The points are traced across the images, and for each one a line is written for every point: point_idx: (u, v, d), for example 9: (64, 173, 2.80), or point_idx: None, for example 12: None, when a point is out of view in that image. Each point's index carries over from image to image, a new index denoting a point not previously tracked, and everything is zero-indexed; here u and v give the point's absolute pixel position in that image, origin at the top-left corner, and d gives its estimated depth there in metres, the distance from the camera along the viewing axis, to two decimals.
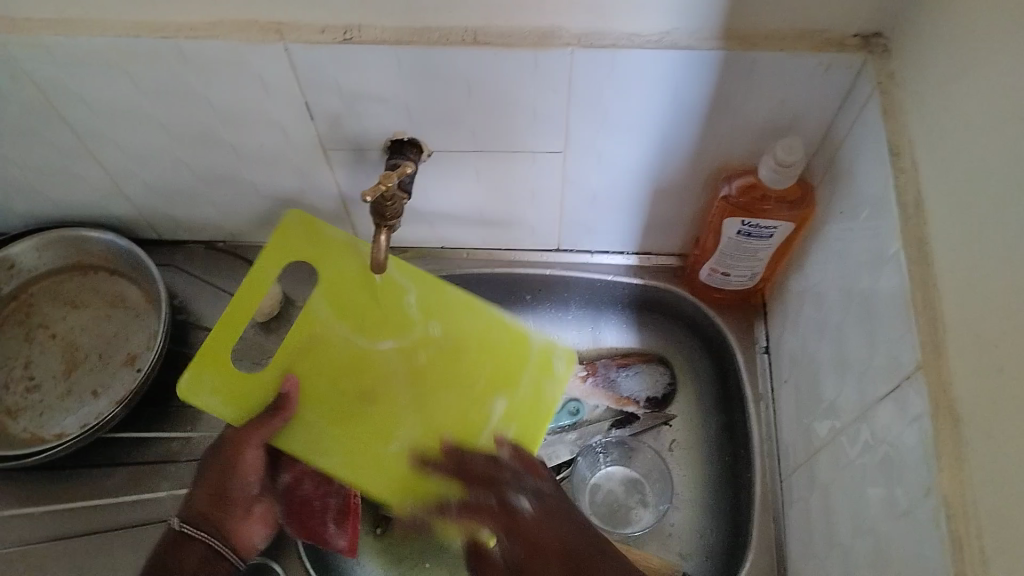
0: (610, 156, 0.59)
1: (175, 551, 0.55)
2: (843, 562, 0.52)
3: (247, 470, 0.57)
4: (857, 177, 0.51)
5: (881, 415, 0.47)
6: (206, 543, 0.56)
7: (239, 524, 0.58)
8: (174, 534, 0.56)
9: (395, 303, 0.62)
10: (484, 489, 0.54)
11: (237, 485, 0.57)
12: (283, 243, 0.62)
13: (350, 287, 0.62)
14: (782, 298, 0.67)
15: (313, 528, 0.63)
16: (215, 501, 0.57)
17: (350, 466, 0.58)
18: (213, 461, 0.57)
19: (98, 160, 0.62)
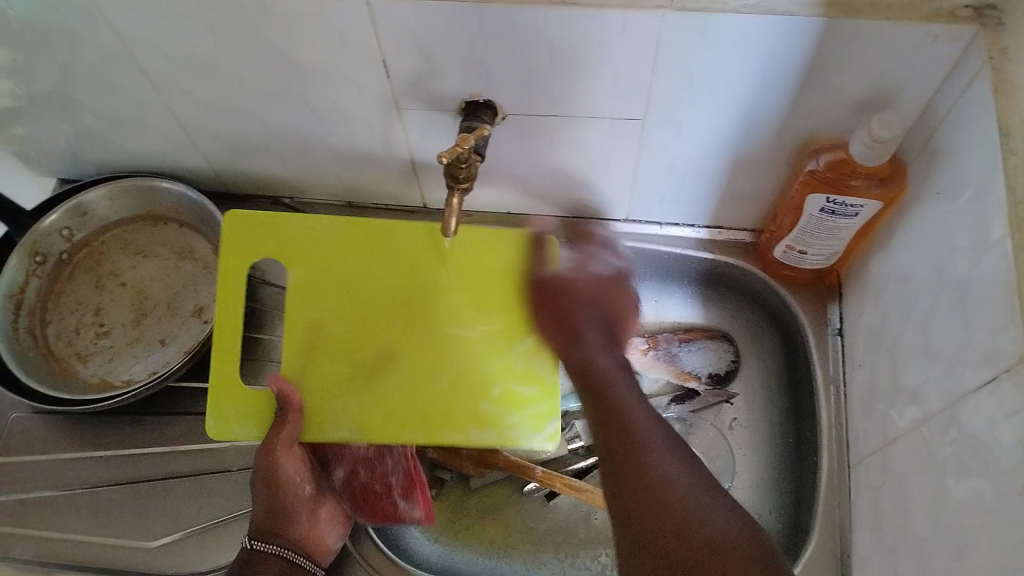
0: (690, 124, 0.57)
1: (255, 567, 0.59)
2: (916, 557, 0.50)
3: (287, 477, 0.61)
4: (959, 156, 0.48)
5: (970, 408, 0.45)
6: (283, 554, 0.60)
7: (309, 527, 0.63)
8: (252, 553, 0.59)
9: (376, 253, 0.62)
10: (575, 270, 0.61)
11: (288, 494, 0.61)
12: (237, 243, 0.61)
13: (320, 266, 0.61)
14: (860, 279, 0.64)
15: (384, 508, 0.66)
16: (273, 516, 0.61)
17: (400, 420, 0.60)
18: (256, 483, 0.60)
19: (174, 111, 0.62)
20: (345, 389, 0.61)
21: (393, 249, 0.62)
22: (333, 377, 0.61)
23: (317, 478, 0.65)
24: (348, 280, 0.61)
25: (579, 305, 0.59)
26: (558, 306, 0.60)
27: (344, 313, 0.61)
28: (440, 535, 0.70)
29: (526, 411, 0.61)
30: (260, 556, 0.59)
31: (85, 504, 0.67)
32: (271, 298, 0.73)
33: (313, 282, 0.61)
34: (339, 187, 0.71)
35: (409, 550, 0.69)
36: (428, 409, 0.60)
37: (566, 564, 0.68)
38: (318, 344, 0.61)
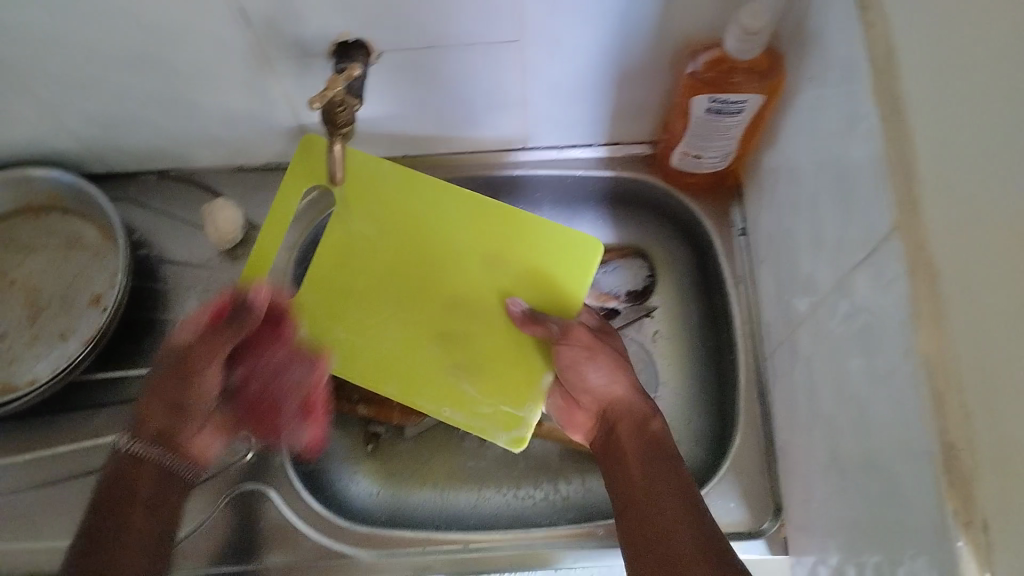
0: (567, 41, 0.56)
1: (132, 468, 0.54)
2: (827, 433, 0.52)
3: (206, 389, 0.55)
4: (825, 38, 0.49)
5: (859, 280, 0.46)
6: (160, 462, 0.54)
7: (197, 430, 0.57)
8: (127, 456, 0.54)
9: (425, 230, 0.64)
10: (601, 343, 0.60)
11: (193, 397, 0.55)
12: (303, 165, 0.61)
13: (378, 222, 0.63)
14: (755, 177, 0.65)
15: (274, 423, 0.63)
16: (172, 414, 0.55)
17: (385, 373, 0.62)
18: (167, 367, 0.54)
19: (31, 92, 0.59)
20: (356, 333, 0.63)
21: (448, 218, 0.64)
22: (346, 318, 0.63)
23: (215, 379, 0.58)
24: (398, 242, 0.64)
25: (603, 373, 0.57)
26: (581, 365, 0.58)
27: (385, 268, 0.63)
28: (382, 485, 0.70)
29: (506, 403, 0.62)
30: (134, 463, 0.54)
31: (2, 514, 0.63)
32: (172, 276, 0.71)
33: (370, 231, 0.63)
34: (225, 152, 0.69)
35: (351, 506, 0.67)
36: (413, 372, 0.62)
37: (508, 495, 0.69)
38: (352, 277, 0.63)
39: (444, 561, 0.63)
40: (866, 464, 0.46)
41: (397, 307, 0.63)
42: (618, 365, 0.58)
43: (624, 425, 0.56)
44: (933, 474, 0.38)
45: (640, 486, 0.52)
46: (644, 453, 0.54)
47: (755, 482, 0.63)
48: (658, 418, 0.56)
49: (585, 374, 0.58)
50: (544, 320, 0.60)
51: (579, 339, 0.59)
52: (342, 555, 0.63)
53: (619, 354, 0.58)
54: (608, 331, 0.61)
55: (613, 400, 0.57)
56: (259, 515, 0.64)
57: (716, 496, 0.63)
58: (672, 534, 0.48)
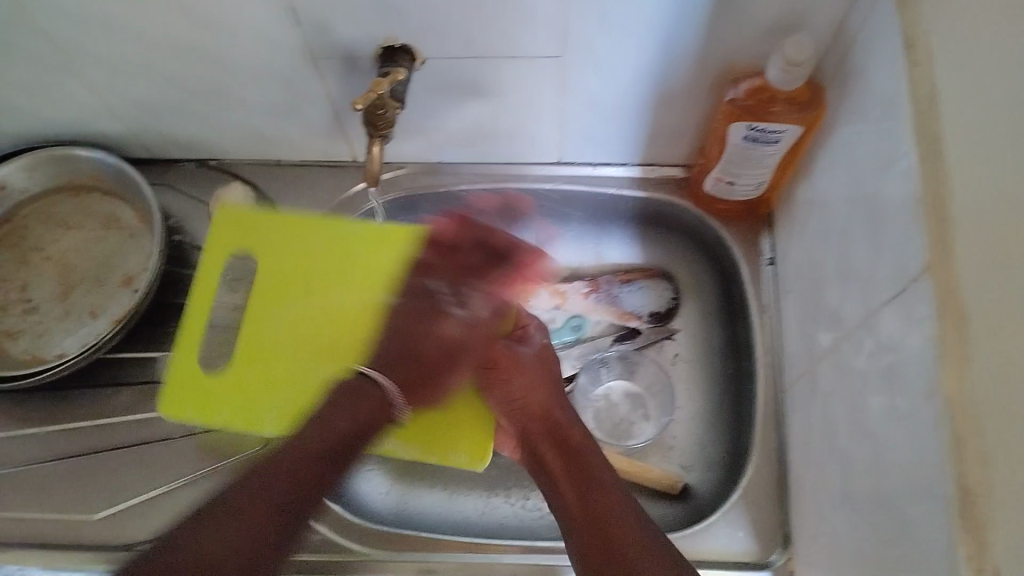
0: (609, 60, 0.57)
1: (355, 397, 0.58)
2: (842, 469, 0.52)
3: (447, 328, 0.60)
4: (868, 75, 0.49)
5: (885, 319, 0.46)
6: (388, 397, 0.59)
7: (452, 373, 0.61)
8: (357, 380, 0.59)
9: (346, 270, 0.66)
10: (524, 363, 0.61)
11: (427, 343, 0.60)
12: (234, 236, 0.66)
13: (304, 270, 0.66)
14: (788, 207, 0.65)
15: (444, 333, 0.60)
16: (404, 364, 0.60)
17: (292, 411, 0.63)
18: (387, 332, 0.61)
19: (82, 74, 0.60)
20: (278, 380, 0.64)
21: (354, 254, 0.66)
22: (266, 371, 0.64)
23: (438, 301, 0.61)
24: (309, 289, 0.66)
25: (524, 388, 0.60)
26: (503, 383, 0.61)
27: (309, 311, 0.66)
28: (391, 484, 0.70)
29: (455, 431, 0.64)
30: (348, 399, 0.57)
31: (20, 483, 0.64)
32: (204, 264, 0.72)
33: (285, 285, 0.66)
34: (264, 145, 0.70)
35: (362, 501, 0.68)
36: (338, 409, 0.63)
37: (517, 506, 0.69)
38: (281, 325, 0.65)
39: (449, 565, 0.62)
40: (878, 501, 0.46)
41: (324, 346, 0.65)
42: (546, 389, 0.61)
43: (545, 439, 0.59)
44: (948, 516, 0.38)
45: (575, 493, 0.55)
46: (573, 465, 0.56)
47: (767, 513, 0.63)
48: (579, 429, 0.59)
49: (513, 390, 0.60)
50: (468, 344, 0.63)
51: (500, 361, 0.61)
52: (348, 552, 0.63)
53: (544, 373, 0.62)
54: (546, 353, 0.64)
55: (538, 413, 0.59)
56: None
57: (725, 524, 0.63)
58: (613, 535, 0.51)
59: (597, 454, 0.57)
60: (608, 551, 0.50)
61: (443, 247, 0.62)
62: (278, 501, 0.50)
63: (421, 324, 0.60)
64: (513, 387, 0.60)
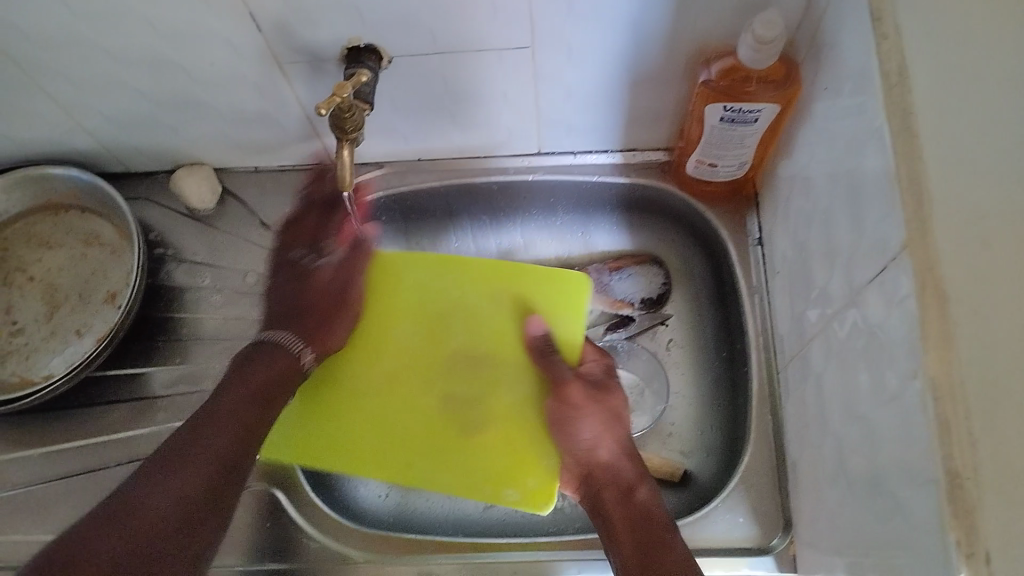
0: (580, 48, 0.56)
1: (253, 359, 0.58)
2: (837, 452, 0.51)
3: (320, 278, 0.64)
4: (839, 49, 0.48)
5: (869, 299, 0.45)
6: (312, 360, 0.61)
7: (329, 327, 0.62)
8: (267, 345, 0.59)
9: (409, 305, 0.66)
10: (603, 395, 0.59)
11: (308, 297, 0.63)
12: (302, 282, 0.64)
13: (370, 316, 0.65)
14: (772, 185, 0.64)
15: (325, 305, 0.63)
16: (286, 312, 0.62)
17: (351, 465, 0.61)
18: (288, 284, 0.64)
19: (51, 94, 0.60)
20: (341, 440, 0.62)
21: (417, 306, 0.66)
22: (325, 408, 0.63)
23: (310, 264, 0.65)
24: (387, 336, 0.65)
25: (594, 431, 0.58)
26: (572, 424, 0.58)
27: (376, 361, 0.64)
28: (390, 488, 0.69)
29: (500, 465, 0.60)
30: (267, 355, 0.58)
31: (17, 506, 0.65)
32: (188, 275, 0.71)
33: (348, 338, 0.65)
34: (242, 152, 0.69)
35: (361, 509, 0.68)
36: (388, 460, 0.61)
37: None
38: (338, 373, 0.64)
39: (447, 567, 0.63)
40: (872, 484, 0.45)
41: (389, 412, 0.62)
42: (614, 418, 0.59)
43: (609, 490, 0.56)
44: (938, 498, 0.37)
45: (625, 530, 0.54)
46: (629, 511, 0.55)
47: (768, 498, 0.62)
48: (645, 484, 0.57)
49: (591, 428, 0.58)
50: (550, 353, 0.61)
51: (569, 397, 0.59)
52: (349, 559, 0.63)
53: (610, 410, 0.59)
54: (609, 383, 0.61)
55: (606, 466, 0.57)
56: (294, 535, 0.64)
57: (724, 511, 0.62)
58: (661, 536, 0.52)
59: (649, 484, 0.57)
60: (648, 558, 0.51)
61: (325, 193, 0.68)
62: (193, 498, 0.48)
63: (306, 277, 0.64)
64: (585, 433, 0.58)
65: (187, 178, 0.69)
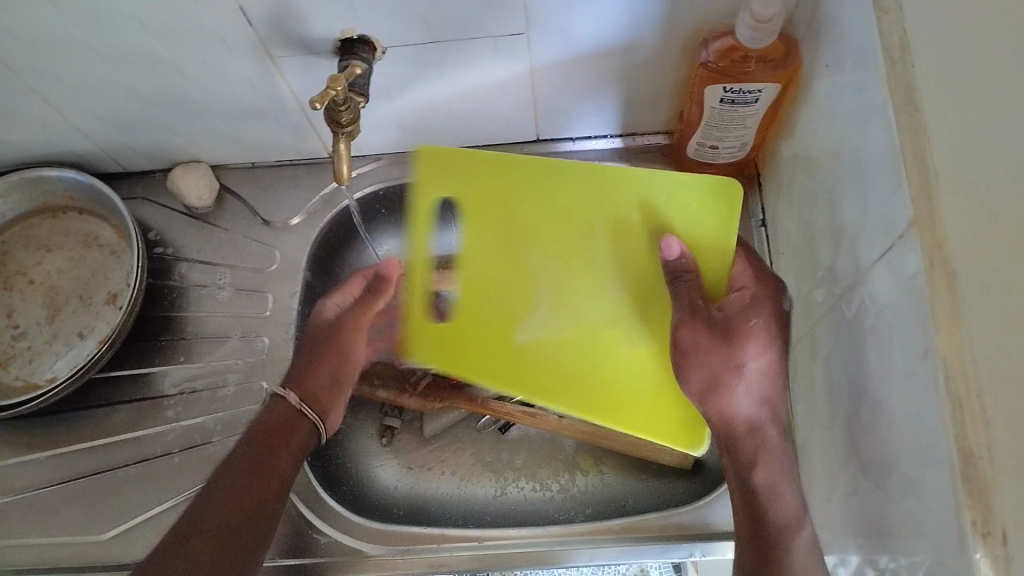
0: (577, 33, 0.55)
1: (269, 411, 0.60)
2: (847, 432, 0.51)
3: (319, 322, 0.64)
4: (838, 26, 0.47)
5: (875, 278, 0.45)
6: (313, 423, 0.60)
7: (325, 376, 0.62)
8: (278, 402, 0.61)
9: (535, 215, 0.62)
10: (730, 346, 0.54)
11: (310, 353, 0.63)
12: (438, 164, 0.63)
13: (502, 213, 0.62)
14: (774, 166, 0.63)
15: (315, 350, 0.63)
16: (333, 336, 0.63)
17: (443, 357, 0.63)
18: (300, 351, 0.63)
19: (44, 96, 0.59)
20: (467, 330, 0.63)
21: (561, 224, 0.62)
22: (484, 296, 0.63)
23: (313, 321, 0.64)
24: (546, 249, 0.62)
25: (702, 380, 0.55)
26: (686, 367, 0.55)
27: (509, 273, 0.62)
28: (400, 479, 0.70)
29: (620, 403, 0.62)
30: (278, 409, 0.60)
31: (26, 510, 0.64)
32: (188, 275, 0.71)
33: (483, 268, 0.63)
34: (239, 148, 0.69)
35: (373, 501, 0.68)
36: (505, 362, 0.62)
37: (526, 488, 0.69)
38: (477, 291, 0.63)
39: (459, 558, 0.62)
40: (884, 463, 0.45)
41: (507, 281, 0.62)
42: (736, 372, 0.54)
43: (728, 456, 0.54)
44: (952, 479, 0.36)
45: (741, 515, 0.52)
46: (753, 507, 0.51)
47: None
48: (774, 447, 0.53)
49: (717, 381, 0.54)
50: (680, 282, 0.57)
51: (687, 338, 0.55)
52: (361, 553, 0.63)
53: (736, 362, 0.53)
54: (753, 305, 0.55)
55: (731, 429, 0.54)
56: (305, 532, 0.64)
57: None
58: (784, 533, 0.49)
59: (784, 473, 0.52)
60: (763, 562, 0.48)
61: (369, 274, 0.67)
62: (272, 511, 0.54)
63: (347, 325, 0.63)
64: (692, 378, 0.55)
65: (183, 176, 0.68)
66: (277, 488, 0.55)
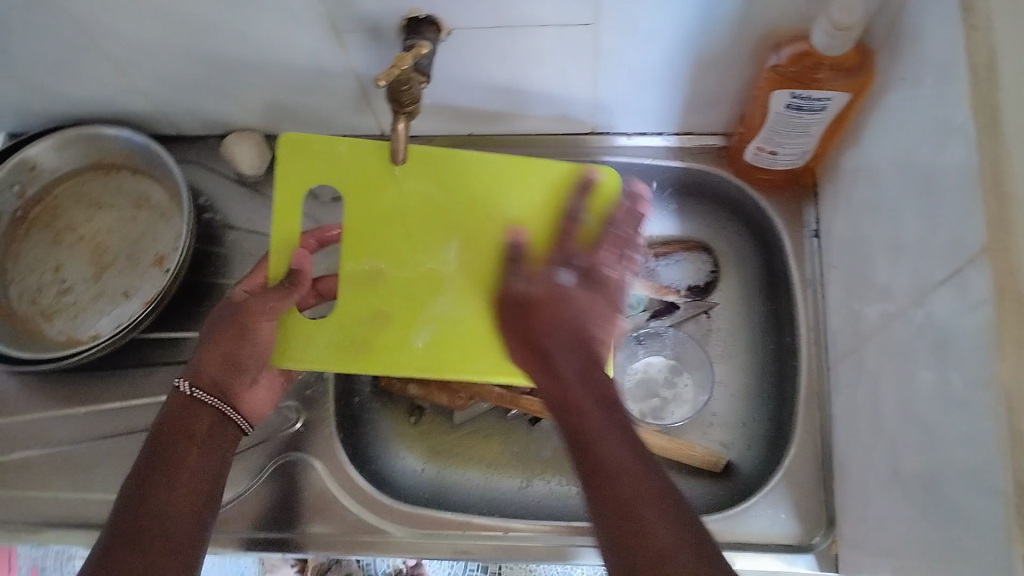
0: (646, 26, 0.54)
1: (184, 412, 0.55)
2: (891, 453, 0.49)
3: (225, 311, 0.57)
4: (920, 37, 0.46)
5: (937, 300, 0.44)
6: (219, 408, 0.56)
7: (233, 373, 0.57)
8: (185, 398, 0.56)
9: (423, 197, 0.59)
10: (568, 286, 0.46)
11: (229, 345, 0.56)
12: (302, 151, 0.58)
13: (379, 200, 0.58)
14: (833, 176, 0.62)
15: (222, 347, 0.56)
16: (236, 333, 0.56)
17: (334, 353, 0.57)
18: (210, 333, 0.57)
19: (107, 54, 0.60)
20: (353, 321, 0.58)
21: (453, 201, 0.59)
22: (376, 284, 0.58)
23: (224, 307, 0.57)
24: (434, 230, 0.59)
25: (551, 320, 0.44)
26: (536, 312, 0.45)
27: (405, 253, 0.58)
28: (426, 463, 0.70)
29: None
30: (184, 413, 0.55)
31: (62, 462, 0.65)
32: (234, 243, 0.71)
33: (369, 266, 0.58)
34: (293, 120, 0.69)
35: (398, 483, 0.68)
36: (400, 354, 0.57)
37: (552, 482, 0.69)
38: (365, 282, 0.58)
39: (483, 547, 0.62)
40: (927, 487, 0.44)
41: (404, 266, 0.58)
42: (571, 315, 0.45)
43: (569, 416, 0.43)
44: (1006, 511, 0.35)
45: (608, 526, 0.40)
46: (617, 499, 0.40)
47: (810, 494, 0.61)
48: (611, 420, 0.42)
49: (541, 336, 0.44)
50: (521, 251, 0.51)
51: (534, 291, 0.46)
52: (387, 534, 0.63)
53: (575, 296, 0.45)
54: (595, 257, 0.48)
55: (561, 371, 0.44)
56: (296, 509, 0.64)
57: (765, 505, 0.61)
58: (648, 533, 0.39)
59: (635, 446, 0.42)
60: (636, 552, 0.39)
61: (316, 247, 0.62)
62: (211, 472, 0.54)
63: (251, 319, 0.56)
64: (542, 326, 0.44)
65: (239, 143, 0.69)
66: (199, 475, 0.53)
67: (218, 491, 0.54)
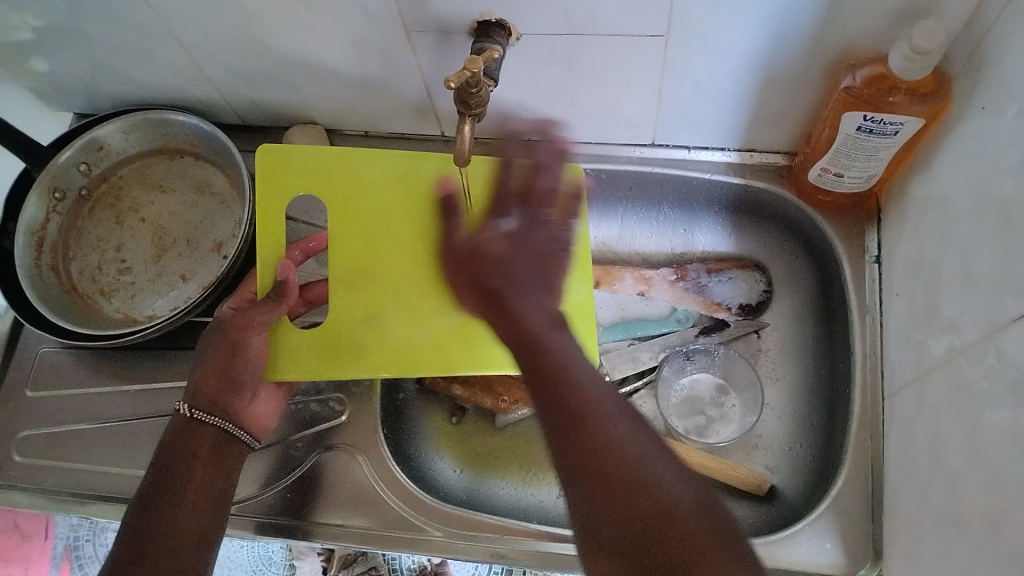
0: (718, 41, 0.53)
1: (183, 435, 0.54)
2: (950, 490, 0.48)
3: (217, 329, 0.57)
4: (1006, 68, 0.45)
5: (1011, 337, 0.43)
6: (220, 426, 0.55)
7: (231, 390, 0.57)
8: (185, 420, 0.55)
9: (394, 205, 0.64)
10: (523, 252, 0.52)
11: (225, 362, 0.57)
12: (277, 165, 0.63)
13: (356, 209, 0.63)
14: (900, 202, 0.61)
15: (217, 367, 0.56)
16: (230, 348, 0.57)
17: (319, 356, 0.61)
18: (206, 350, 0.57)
19: (181, 42, 0.61)
20: (336, 327, 0.62)
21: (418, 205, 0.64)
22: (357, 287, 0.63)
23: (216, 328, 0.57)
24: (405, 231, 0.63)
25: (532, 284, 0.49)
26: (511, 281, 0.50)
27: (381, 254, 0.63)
28: (464, 466, 0.70)
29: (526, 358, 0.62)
30: (184, 434, 0.54)
31: (111, 437, 0.67)
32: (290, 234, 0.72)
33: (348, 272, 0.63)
34: (355, 115, 0.69)
35: (437, 483, 0.68)
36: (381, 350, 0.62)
37: None
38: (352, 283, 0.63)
39: (518, 552, 0.62)
40: (989, 529, 0.43)
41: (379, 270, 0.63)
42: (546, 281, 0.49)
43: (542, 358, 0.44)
44: None
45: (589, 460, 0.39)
46: (601, 436, 0.40)
47: (858, 526, 0.59)
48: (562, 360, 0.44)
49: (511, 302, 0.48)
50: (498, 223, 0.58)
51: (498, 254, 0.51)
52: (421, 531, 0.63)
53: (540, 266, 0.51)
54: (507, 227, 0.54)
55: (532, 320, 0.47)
56: (313, 500, 0.64)
57: (811, 533, 0.59)
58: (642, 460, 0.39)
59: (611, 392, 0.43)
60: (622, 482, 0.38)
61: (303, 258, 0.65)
62: (216, 489, 0.54)
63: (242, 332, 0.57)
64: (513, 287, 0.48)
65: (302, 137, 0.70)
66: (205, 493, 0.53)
67: (225, 507, 0.53)
